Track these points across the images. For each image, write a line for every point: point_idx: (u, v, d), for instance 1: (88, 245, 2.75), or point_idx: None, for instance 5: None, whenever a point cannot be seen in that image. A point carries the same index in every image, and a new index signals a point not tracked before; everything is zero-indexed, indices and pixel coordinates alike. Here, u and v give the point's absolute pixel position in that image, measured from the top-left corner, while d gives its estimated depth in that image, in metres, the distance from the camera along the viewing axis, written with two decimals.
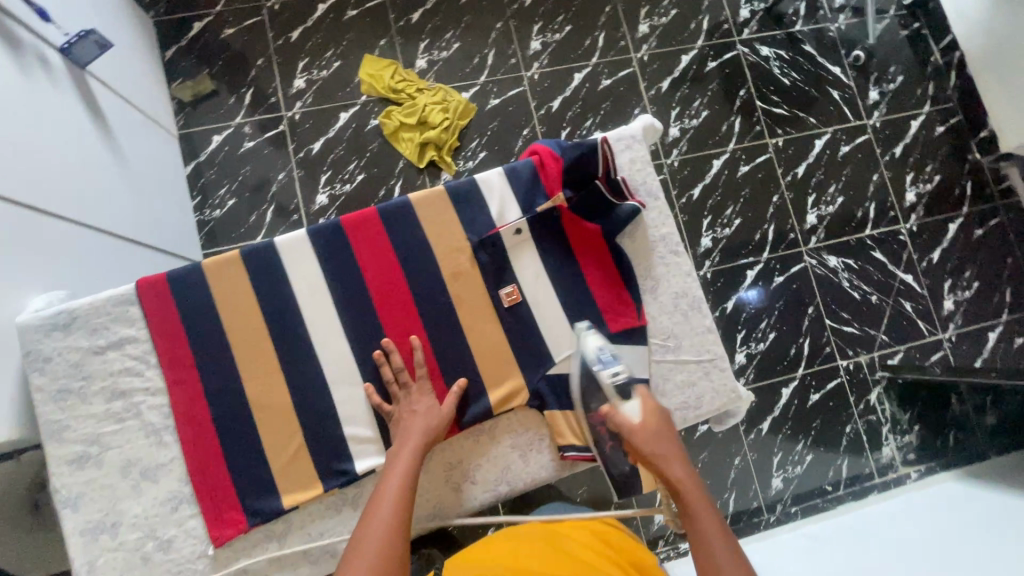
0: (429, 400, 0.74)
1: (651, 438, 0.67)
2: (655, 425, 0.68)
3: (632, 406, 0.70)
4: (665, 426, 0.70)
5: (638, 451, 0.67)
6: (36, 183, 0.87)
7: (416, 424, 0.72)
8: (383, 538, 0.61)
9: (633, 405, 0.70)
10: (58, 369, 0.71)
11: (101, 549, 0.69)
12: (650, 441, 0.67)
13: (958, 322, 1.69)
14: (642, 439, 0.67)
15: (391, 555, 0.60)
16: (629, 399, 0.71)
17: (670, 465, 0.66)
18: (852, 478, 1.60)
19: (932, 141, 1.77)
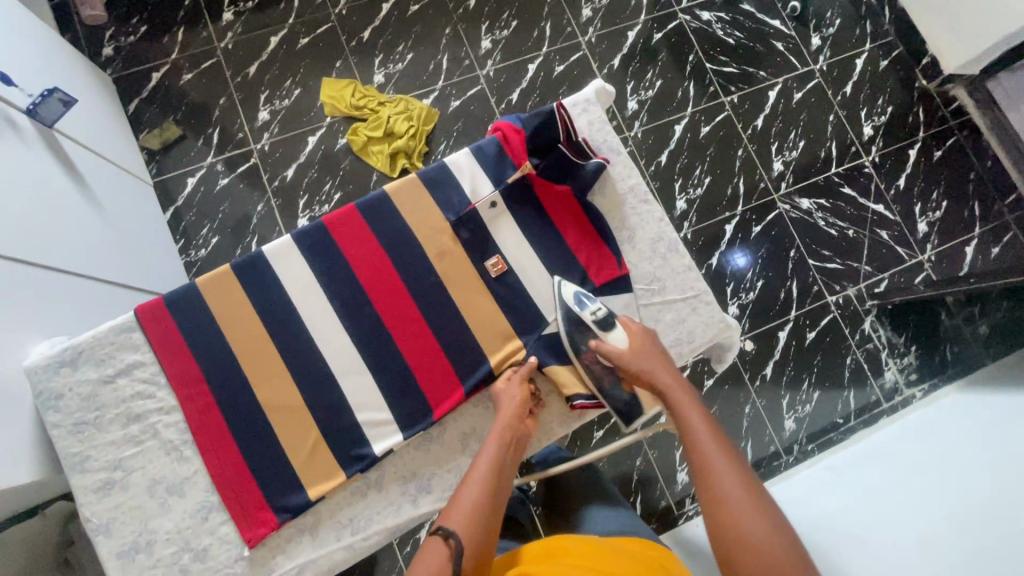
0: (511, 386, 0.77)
1: (637, 356, 0.76)
2: (638, 346, 0.77)
3: (617, 334, 0.78)
4: (651, 346, 0.78)
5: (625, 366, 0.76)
6: (9, 234, 0.87)
7: (500, 430, 0.73)
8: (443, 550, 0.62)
9: (618, 333, 0.78)
10: (73, 404, 0.73)
11: (139, 568, 0.70)
12: (637, 357, 0.76)
13: (934, 241, 1.74)
14: (630, 358, 0.76)
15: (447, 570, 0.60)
16: (614, 328, 0.78)
17: (656, 377, 0.75)
18: (861, 408, 1.62)
19: (879, 74, 1.83)
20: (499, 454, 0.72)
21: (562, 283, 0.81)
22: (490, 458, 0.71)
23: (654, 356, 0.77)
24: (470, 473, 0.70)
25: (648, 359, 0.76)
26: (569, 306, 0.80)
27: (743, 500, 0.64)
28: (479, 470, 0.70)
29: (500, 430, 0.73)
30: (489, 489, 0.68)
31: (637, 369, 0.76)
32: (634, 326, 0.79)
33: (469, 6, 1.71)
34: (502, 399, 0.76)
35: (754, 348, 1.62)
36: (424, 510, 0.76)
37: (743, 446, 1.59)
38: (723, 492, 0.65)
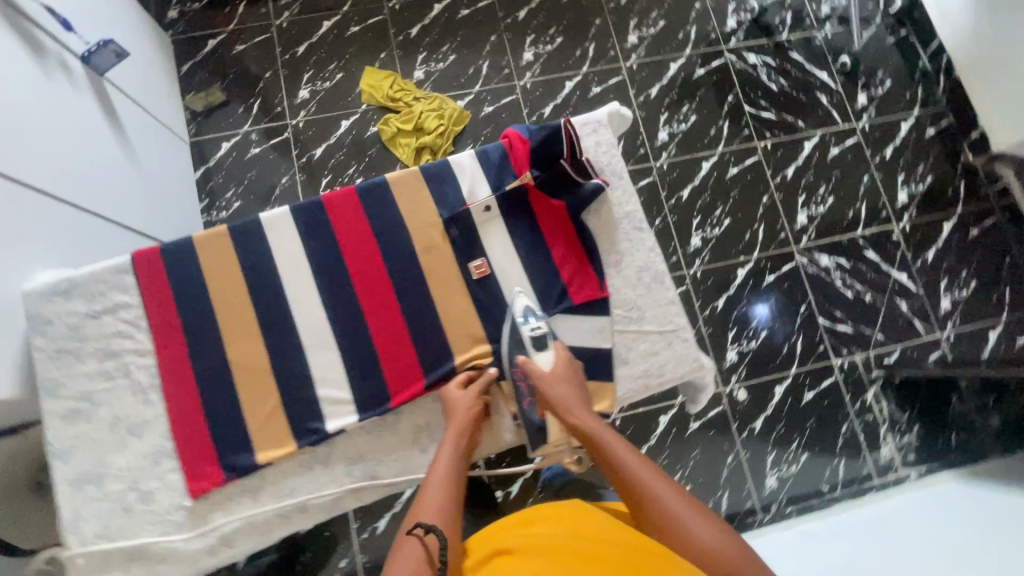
0: (459, 391, 0.81)
1: (557, 386, 0.81)
2: (562, 373, 0.82)
3: (545, 357, 0.83)
4: (571, 374, 0.83)
5: (547, 393, 0.80)
6: (51, 170, 0.93)
7: (453, 435, 0.78)
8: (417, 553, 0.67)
9: (547, 356, 0.83)
10: (57, 331, 0.79)
11: (87, 499, 0.75)
12: (556, 385, 0.81)
13: (956, 321, 1.66)
14: (549, 385, 0.81)
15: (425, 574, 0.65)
16: (544, 349, 0.83)
17: (573, 411, 0.80)
18: (850, 479, 1.54)
19: (923, 142, 1.78)
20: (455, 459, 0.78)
21: (519, 295, 0.87)
22: (446, 463, 0.77)
23: (572, 386, 0.82)
24: (428, 481, 0.75)
25: (570, 389, 0.81)
26: (517, 319, 0.85)
27: (688, 511, 0.69)
28: (437, 476, 0.75)
29: (452, 435, 0.78)
30: (448, 493, 0.74)
31: (554, 401, 0.80)
32: (563, 350, 0.84)
33: (517, 18, 1.74)
34: (456, 404, 0.80)
35: (746, 398, 1.56)
36: (365, 491, 0.81)
37: (719, 495, 1.53)
38: (670, 514, 0.69)
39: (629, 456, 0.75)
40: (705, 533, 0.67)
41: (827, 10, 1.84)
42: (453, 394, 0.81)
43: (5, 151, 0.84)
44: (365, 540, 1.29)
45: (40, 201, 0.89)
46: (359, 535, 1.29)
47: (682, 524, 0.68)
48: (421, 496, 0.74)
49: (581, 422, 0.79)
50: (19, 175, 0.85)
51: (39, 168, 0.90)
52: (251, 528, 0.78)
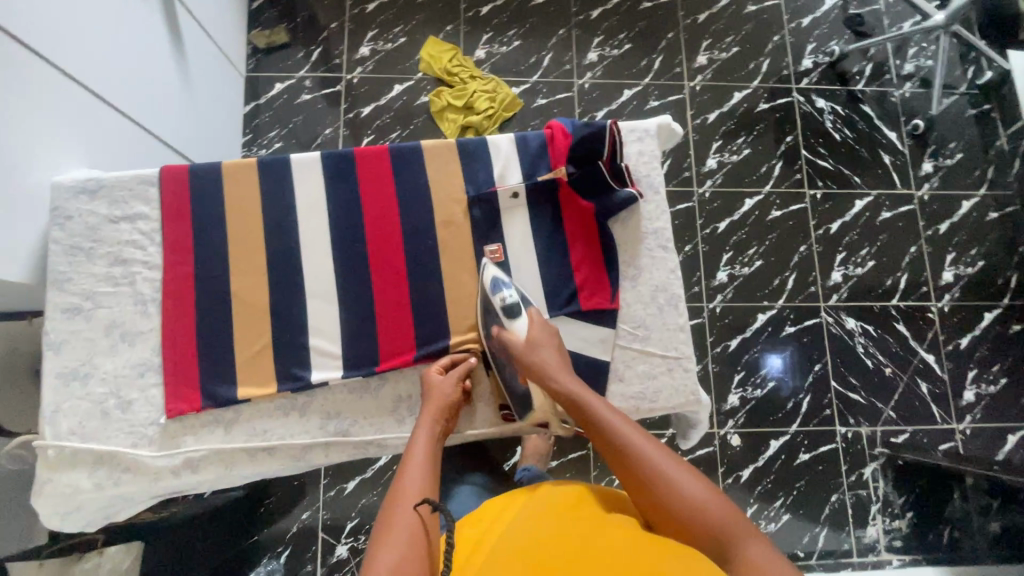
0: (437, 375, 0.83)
1: (535, 350, 0.79)
2: (538, 337, 0.80)
3: (520, 323, 0.82)
4: (548, 339, 0.81)
5: (522, 359, 0.78)
6: (108, 75, 0.96)
7: (431, 417, 0.78)
8: (409, 532, 0.63)
9: (521, 322, 0.82)
10: (75, 228, 0.83)
11: (69, 395, 0.79)
12: (531, 350, 0.79)
13: (976, 415, 1.58)
14: (527, 350, 0.79)
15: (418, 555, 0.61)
16: (518, 317, 0.82)
17: (553, 374, 0.77)
18: (827, 552, 1.47)
19: (983, 225, 1.69)
20: (433, 439, 0.76)
21: (487, 266, 0.86)
22: (424, 442, 0.75)
23: (550, 351, 0.79)
24: (409, 460, 0.72)
25: (546, 352, 0.79)
26: (487, 292, 0.85)
27: (674, 468, 0.66)
28: (416, 456, 0.73)
29: (429, 417, 0.77)
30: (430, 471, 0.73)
31: (534, 364, 0.78)
32: (537, 315, 0.83)
33: (590, 16, 1.71)
34: (435, 386, 0.81)
35: (739, 445, 1.51)
36: (333, 448, 0.84)
37: None
38: (656, 472, 0.65)
39: (612, 415, 0.71)
40: (691, 490, 0.63)
41: (910, 68, 1.75)
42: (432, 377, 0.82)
43: (58, 40, 0.84)
44: (330, 498, 1.30)
45: (82, 98, 0.89)
46: (326, 491, 1.31)
47: (669, 481, 0.64)
48: (402, 476, 0.71)
49: (563, 386, 0.75)
50: (67, 67, 0.86)
51: (87, 64, 0.90)
52: (215, 456, 0.82)
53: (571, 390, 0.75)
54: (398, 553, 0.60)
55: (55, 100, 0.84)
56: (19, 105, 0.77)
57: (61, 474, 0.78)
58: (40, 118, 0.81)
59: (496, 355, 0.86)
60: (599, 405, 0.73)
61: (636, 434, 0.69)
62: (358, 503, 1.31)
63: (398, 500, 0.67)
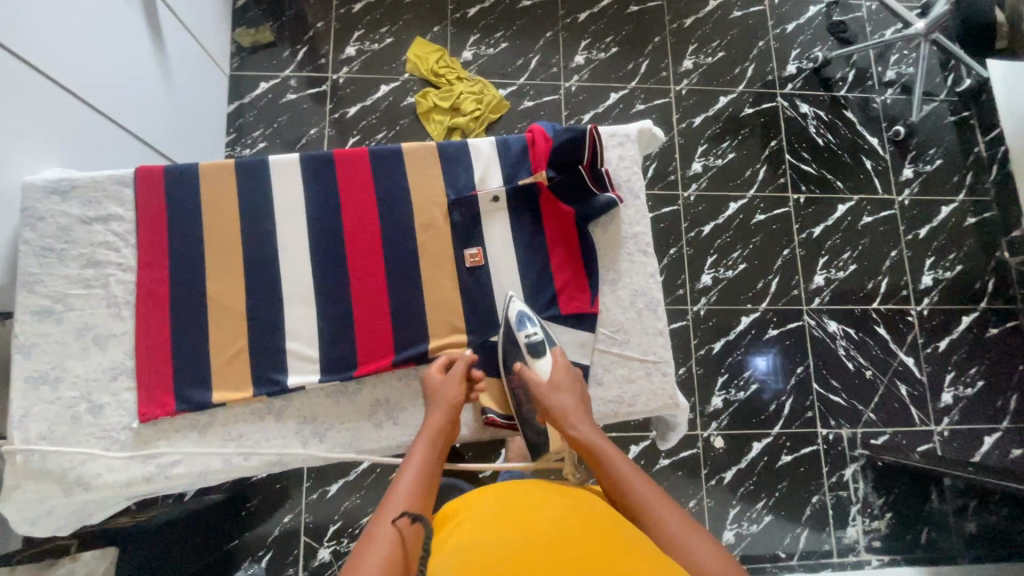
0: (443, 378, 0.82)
1: (556, 394, 0.79)
2: (561, 381, 0.81)
3: (543, 364, 0.82)
4: (570, 383, 0.81)
5: (542, 401, 0.79)
6: (85, 73, 0.94)
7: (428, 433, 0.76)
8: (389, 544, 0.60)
9: (544, 362, 0.83)
10: (47, 229, 0.82)
11: (39, 399, 0.78)
12: (552, 393, 0.79)
13: (953, 417, 1.61)
14: (548, 394, 0.79)
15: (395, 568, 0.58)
16: (541, 355, 0.83)
17: (574, 422, 0.77)
18: (808, 552, 1.49)
19: (961, 230, 1.71)
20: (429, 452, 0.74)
21: (513, 300, 0.87)
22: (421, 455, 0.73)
23: (573, 397, 0.80)
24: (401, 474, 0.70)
25: (566, 397, 0.79)
26: (510, 328, 0.85)
27: (683, 529, 0.64)
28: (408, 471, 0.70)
29: (428, 433, 0.76)
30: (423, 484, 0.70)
31: (555, 408, 0.78)
32: (560, 355, 0.84)
33: (577, 19, 1.71)
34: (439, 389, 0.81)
35: (722, 447, 1.52)
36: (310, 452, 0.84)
37: None
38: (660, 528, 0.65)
39: (628, 470, 0.72)
40: (699, 552, 0.61)
41: (892, 75, 1.78)
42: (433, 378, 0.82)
43: (31, 36, 0.83)
44: (313, 500, 1.30)
45: (57, 96, 0.88)
46: (308, 494, 1.30)
47: (677, 541, 0.63)
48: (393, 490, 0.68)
49: (582, 435, 0.76)
50: (40, 64, 0.84)
51: (62, 61, 0.89)
52: (189, 461, 0.81)
53: (591, 441, 0.75)
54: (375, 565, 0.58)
55: (28, 98, 0.82)
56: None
57: (29, 479, 0.76)
58: (12, 117, 0.79)
59: (514, 392, 0.86)
60: (617, 459, 0.73)
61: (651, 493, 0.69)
62: (340, 506, 1.30)
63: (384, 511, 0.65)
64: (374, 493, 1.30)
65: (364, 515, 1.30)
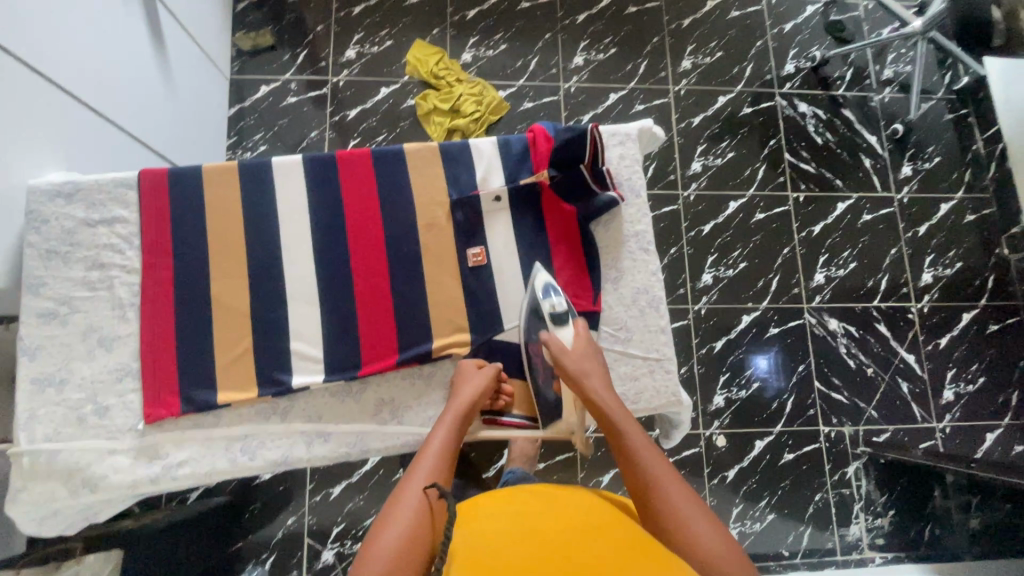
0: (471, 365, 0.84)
1: (576, 358, 0.80)
2: (582, 350, 0.81)
3: (567, 332, 0.83)
4: (591, 353, 0.82)
5: (563, 365, 0.79)
6: (87, 77, 0.95)
7: (454, 410, 0.77)
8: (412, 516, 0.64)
9: (567, 331, 0.83)
10: (51, 232, 0.82)
11: (44, 401, 0.78)
12: (574, 358, 0.80)
13: (955, 414, 1.61)
14: (568, 357, 0.80)
15: (417, 538, 0.62)
16: (564, 325, 0.84)
17: (591, 387, 0.77)
18: (812, 550, 1.49)
19: (960, 227, 1.72)
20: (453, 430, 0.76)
21: (540, 271, 0.88)
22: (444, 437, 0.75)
23: (594, 365, 0.80)
24: (426, 449, 0.72)
25: (587, 364, 0.80)
26: (534, 297, 0.86)
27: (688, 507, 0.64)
28: (432, 446, 0.73)
29: (453, 410, 0.77)
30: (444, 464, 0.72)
31: (573, 372, 0.79)
32: (582, 328, 0.84)
33: (576, 21, 1.72)
34: (468, 377, 0.83)
35: (725, 446, 1.52)
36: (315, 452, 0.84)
37: None
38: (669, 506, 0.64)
39: (640, 439, 0.71)
40: (700, 533, 0.61)
41: (890, 74, 1.79)
42: (467, 367, 0.84)
43: (30, 38, 0.82)
44: (317, 502, 1.30)
45: (56, 98, 0.88)
46: (312, 496, 1.30)
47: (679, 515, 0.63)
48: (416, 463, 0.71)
49: (598, 399, 0.76)
50: (39, 65, 0.84)
51: (61, 63, 0.89)
52: (194, 463, 0.81)
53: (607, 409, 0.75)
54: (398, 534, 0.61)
55: (28, 100, 0.82)
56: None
57: (35, 481, 0.76)
58: (12, 119, 0.79)
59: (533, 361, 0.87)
60: (630, 427, 0.72)
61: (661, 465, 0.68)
62: (343, 508, 1.30)
63: (406, 484, 0.68)
64: (378, 494, 1.31)
65: (367, 516, 1.30)
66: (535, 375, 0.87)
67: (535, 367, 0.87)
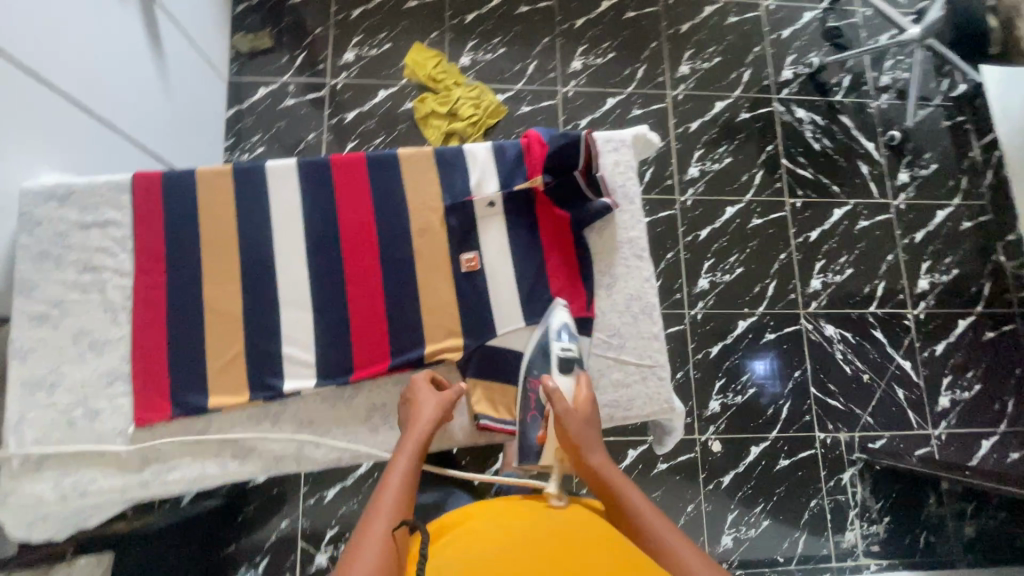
0: (424, 386, 0.81)
1: (578, 419, 0.77)
2: (580, 405, 0.80)
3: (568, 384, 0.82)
4: (590, 413, 0.80)
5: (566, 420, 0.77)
6: (84, 80, 0.95)
7: (413, 437, 0.75)
8: (379, 549, 0.61)
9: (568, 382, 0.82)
10: (43, 234, 0.82)
11: (35, 404, 0.78)
12: (575, 415, 0.77)
13: (950, 421, 1.61)
14: (569, 415, 0.77)
15: None
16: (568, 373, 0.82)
17: (590, 453, 0.76)
18: (807, 557, 1.49)
19: (957, 234, 1.72)
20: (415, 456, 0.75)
21: (559, 308, 0.88)
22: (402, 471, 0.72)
23: (590, 425, 0.79)
24: (387, 483, 0.69)
25: (589, 429, 0.78)
26: (548, 334, 0.86)
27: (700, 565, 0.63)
28: (393, 481, 0.70)
29: (411, 441, 0.75)
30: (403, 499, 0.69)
31: (573, 433, 0.77)
32: (587, 386, 0.82)
33: (575, 25, 1.72)
34: (421, 398, 0.80)
35: (720, 451, 1.52)
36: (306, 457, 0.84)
37: None
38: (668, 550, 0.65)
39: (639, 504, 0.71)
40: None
41: (887, 80, 1.79)
42: (417, 382, 0.81)
43: (22, 37, 0.82)
44: (310, 506, 1.30)
45: (43, 95, 0.86)
46: (305, 500, 1.30)
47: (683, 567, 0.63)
48: (380, 497, 0.69)
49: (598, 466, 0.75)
50: (30, 64, 0.83)
51: (53, 62, 0.88)
52: (184, 468, 0.81)
53: (603, 471, 0.75)
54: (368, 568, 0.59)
55: (15, 99, 0.81)
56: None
57: (24, 485, 0.76)
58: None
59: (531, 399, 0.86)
60: (633, 493, 0.72)
61: (670, 530, 0.67)
62: (337, 512, 1.30)
63: (370, 524, 0.65)
64: (371, 498, 1.30)
65: (360, 520, 1.30)
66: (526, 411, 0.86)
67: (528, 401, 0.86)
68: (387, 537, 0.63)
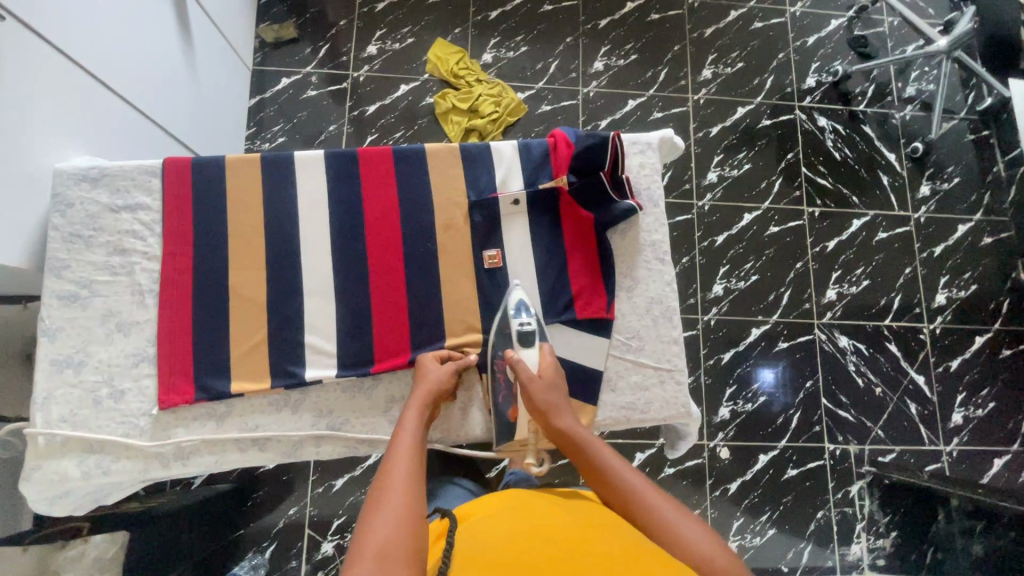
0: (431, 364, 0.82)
1: (544, 387, 0.79)
2: (545, 372, 0.81)
3: (531, 355, 0.82)
4: (557, 377, 0.82)
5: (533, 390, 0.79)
6: (116, 64, 0.96)
7: (416, 405, 0.78)
8: (397, 515, 0.63)
9: (532, 352, 0.83)
10: (76, 215, 0.84)
11: (62, 382, 0.79)
12: (540, 385, 0.79)
13: (963, 438, 1.59)
14: (536, 387, 0.79)
15: (398, 547, 0.59)
16: (529, 347, 0.83)
17: (559, 416, 0.78)
18: (811, 569, 1.48)
19: (977, 250, 1.70)
20: (420, 422, 0.77)
21: (517, 288, 0.88)
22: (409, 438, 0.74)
23: (557, 389, 0.81)
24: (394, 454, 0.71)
25: (554, 396, 0.80)
26: (508, 309, 0.86)
27: (683, 520, 0.68)
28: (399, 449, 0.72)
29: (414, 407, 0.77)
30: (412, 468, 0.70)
31: (542, 403, 0.78)
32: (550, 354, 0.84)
33: (598, 26, 1.72)
34: (427, 371, 0.82)
35: (728, 458, 1.51)
36: (324, 444, 0.85)
37: None
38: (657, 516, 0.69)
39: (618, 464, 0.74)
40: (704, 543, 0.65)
41: (912, 91, 1.77)
42: (424, 360, 0.83)
43: (57, 20, 0.83)
44: (318, 494, 1.31)
45: (71, 75, 0.86)
46: (314, 488, 1.31)
47: (670, 527, 0.67)
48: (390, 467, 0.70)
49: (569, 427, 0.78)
50: (64, 46, 0.84)
51: (86, 45, 0.89)
52: (203, 451, 0.82)
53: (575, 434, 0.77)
54: (388, 531, 0.61)
55: (43, 77, 0.81)
56: (4, 80, 0.74)
57: (50, 461, 0.78)
58: (27, 95, 0.79)
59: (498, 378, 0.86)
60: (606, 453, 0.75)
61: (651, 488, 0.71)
62: (345, 501, 1.31)
63: (382, 494, 0.66)
64: None
65: None
66: (496, 397, 0.86)
67: (496, 389, 0.86)
68: (399, 506, 0.64)
